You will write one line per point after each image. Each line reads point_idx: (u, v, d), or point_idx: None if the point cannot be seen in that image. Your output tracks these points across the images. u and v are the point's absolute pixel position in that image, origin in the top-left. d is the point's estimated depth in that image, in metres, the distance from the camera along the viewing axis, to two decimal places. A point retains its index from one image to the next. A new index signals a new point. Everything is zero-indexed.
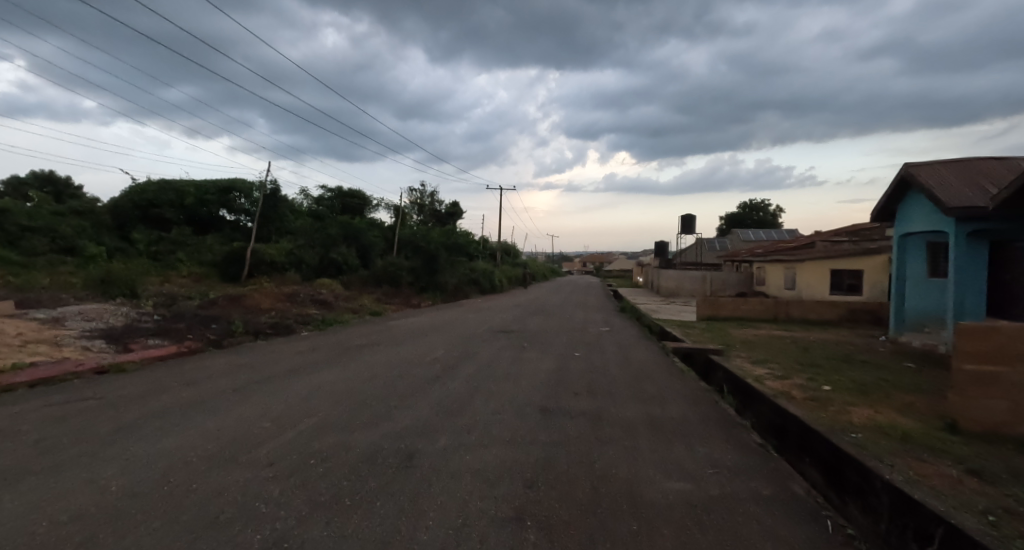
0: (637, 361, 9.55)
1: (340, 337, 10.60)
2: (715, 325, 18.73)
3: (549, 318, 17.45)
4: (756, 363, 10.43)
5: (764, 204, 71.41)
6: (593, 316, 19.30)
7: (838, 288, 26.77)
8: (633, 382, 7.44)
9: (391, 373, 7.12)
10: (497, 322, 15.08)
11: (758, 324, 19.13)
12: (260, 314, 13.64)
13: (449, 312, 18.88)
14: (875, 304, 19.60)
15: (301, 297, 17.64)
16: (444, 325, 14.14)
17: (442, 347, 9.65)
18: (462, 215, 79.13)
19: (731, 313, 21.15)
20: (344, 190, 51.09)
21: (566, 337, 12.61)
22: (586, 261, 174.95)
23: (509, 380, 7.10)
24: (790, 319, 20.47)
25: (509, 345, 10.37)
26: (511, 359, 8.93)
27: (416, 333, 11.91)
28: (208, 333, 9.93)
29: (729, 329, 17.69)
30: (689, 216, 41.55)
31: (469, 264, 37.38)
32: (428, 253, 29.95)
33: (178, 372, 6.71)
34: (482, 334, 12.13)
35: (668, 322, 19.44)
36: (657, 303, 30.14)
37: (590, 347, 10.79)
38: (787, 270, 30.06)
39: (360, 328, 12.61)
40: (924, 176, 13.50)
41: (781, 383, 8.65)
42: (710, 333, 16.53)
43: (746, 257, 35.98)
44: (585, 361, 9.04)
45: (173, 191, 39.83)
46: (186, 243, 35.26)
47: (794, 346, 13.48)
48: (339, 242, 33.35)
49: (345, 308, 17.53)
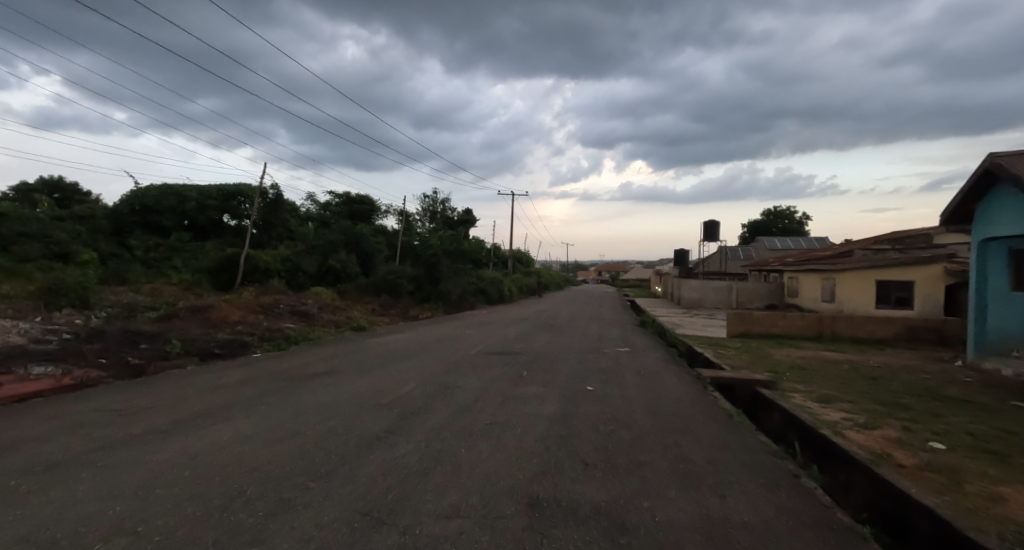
0: (666, 400, 7.33)
1: (297, 361, 8.63)
2: (750, 343, 16.28)
3: (558, 334, 15.21)
4: (824, 401, 8.03)
5: (790, 211, 68.18)
6: (607, 331, 17.02)
7: (884, 301, 23.96)
8: (669, 442, 5.22)
9: (326, 424, 5.06)
10: (497, 341, 12.94)
11: (799, 343, 16.61)
12: (220, 330, 11.75)
13: (446, 326, 16.84)
14: (939, 321, 16.91)
15: (279, 309, 15.80)
16: (432, 344, 12.06)
17: (415, 377, 7.57)
18: (474, 223, 77.60)
19: (767, 329, 18.64)
20: (351, 196, 49.86)
21: (575, 361, 10.44)
22: (602, 270, 171.91)
23: (488, 439, 4.94)
24: (836, 337, 17.88)
25: (502, 375, 8.25)
26: (501, 397, 6.78)
27: (394, 355, 9.87)
28: (130, 357, 7.98)
29: (768, 349, 15.24)
30: (712, 222, 38.96)
31: (477, 272, 35.46)
32: (431, 260, 28.15)
33: (17, 420, 4.71)
34: (474, 357, 10.02)
35: (695, 339, 17.06)
36: (679, 316, 27.66)
37: (604, 378, 8.58)
38: (824, 281, 27.27)
39: (330, 347, 10.62)
40: (1016, 166, 11.01)
41: (870, 438, 6.27)
42: (748, 354, 14.10)
43: (776, 266, 33.28)
44: (598, 401, 6.87)
45: (176, 197, 39.36)
46: (182, 249, 35.02)
47: (856, 374, 11.03)
48: (340, 248, 31.79)
49: (329, 321, 15.60)
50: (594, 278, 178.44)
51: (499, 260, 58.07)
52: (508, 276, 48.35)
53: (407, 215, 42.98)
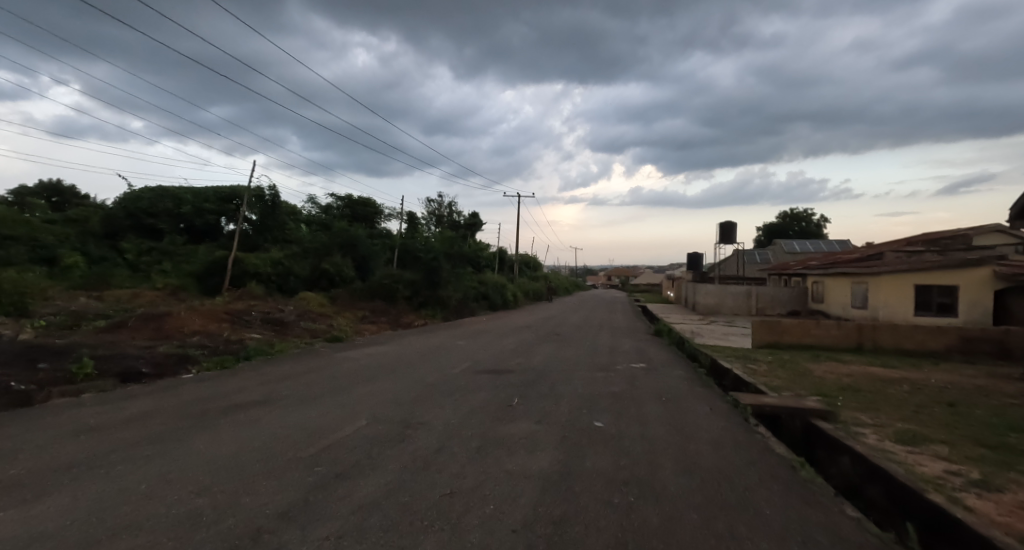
0: (700, 441, 5.51)
1: (231, 386, 6.92)
2: (782, 356, 14.32)
3: (562, 345, 13.41)
4: (907, 441, 6.09)
5: (807, 213, 65.45)
6: (620, 342, 15.16)
7: (924, 308, 21.67)
8: (721, 533, 3.37)
9: (191, 505, 3.28)
10: (490, 354, 11.21)
11: (838, 356, 14.59)
12: (165, 343, 10.13)
13: (437, 336, 15.08)
14: (999, 331, 14.79)
15: (250, 317, 14.20)
16: (413, 359, 10.36)
17: (368, 412, 5.80)
18: (481, 226, 76.09)
19: (798, 340, 16.59)
20: (353, 198, 48.46)
21: (580, 381, 8.65)
22: (612, 275, 169.47)
23: (439, 530, 3.15)
24: (879, 349, 15.81)
25: (486, 407, 6.46)
26: (476, 444, 4.99)
27: (357, 377, 8.12)
28: (16, 382, 6.28)
29: (802, 363, 13.29)
30: (729, 223, 36.85)
31: (479, 276, 33.76)
32: (428, 264, 26.52)
33: None
34: (457, 378, 8.28)
35: (718, 351, 15.13)
36: (696, 324, 25.68)
37: (616, 408, 6.77)
38: (855, 285, 24.91)
39: (287, 365, 8.92)
40: None
41: (1003, 508, 4.35)
42: (783, 370, 12.15)
43: (799, 270, 31.15)
44: (609, 447, 5.06)
45: (172, 198, 38.73)
46: (175, 253, 33.96)
47: (923, 397, 9.07)
48: (334, 252, 30.34)
49: (305, 330, 13.94)
50: (603, 283, 175.85)
51: (505, 265, 56.32)
52: (513, 281, 46.52)
53: (409, 217, 41.42)
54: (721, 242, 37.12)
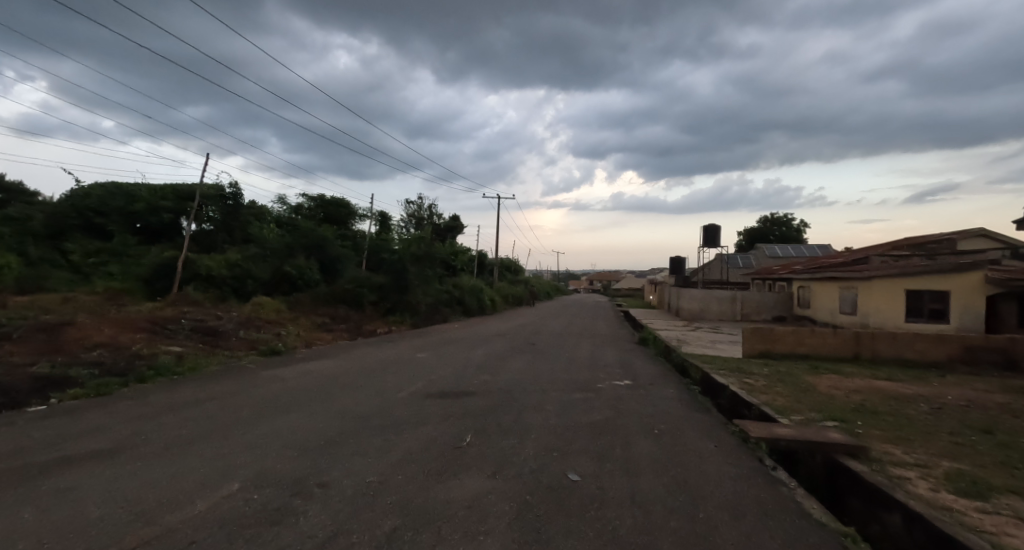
0: (710, 505, 4.02)
1: (84, 425, 5.14)
2: (777, 368, 13.06)
3: (536, 358, 11.86)
4: (968, 492, 4.69)
5: (787, 218, 65.75)
6: (601, 352, 13.71)
7: (916, 314, 20.85)
8: None
9: None
10: (451, 370, 9.59)
11: (837, 368, 13.43)
12: (47, 360, 8.23)
13: (397, 347, 13.35)
14: (1004, 340, 13.82)
15: (178, 326, 12.30)
16: (356, 377, 8.67)
17: (251, 468, 4.12)
18: (462, 229, 74.46)
19: (792, 349, 15.48)
20: (325, 198, 46.22)
21: (552, 406, 7.11)
22: (594, 280, 169.33)
23: None
24: (877, 359, 14.75)
25: (424, 451, 4.84)
26: (394, 524, 3.37)
27: (271, 405, 6.40)
28: None
29: (801, 376, 12.03)
30: (713, 226, 36.05)
31: (455, 280, 32.13)
32: (398, 266, 24.79)
33: None
34: (399, 407, 6.63)
35: (707, 362, 13.84)
36: (680, 330, 24.56)
37: (596, 449, 5.25)
38: (843, 291, 24.10)
39: (189, 389, 7.13)
40: None
41: None
42: (783, 385, 10.83)
43: (784, 274, 30.48)
44: (590, 526, 3.49)
45: (125, 196, 36.00)
46: (125, 254, 31.40)
47: (951, 421, 7.80)
48: (298, 254, 28.30)
49: (241, 342, 12.08)
50: (586, 287, 175.51)
51: (484, 269, 54.69)
52: (491, 285, 44.85)
53: (383, 218, 39.49)
54: (704, 245, 36.34)
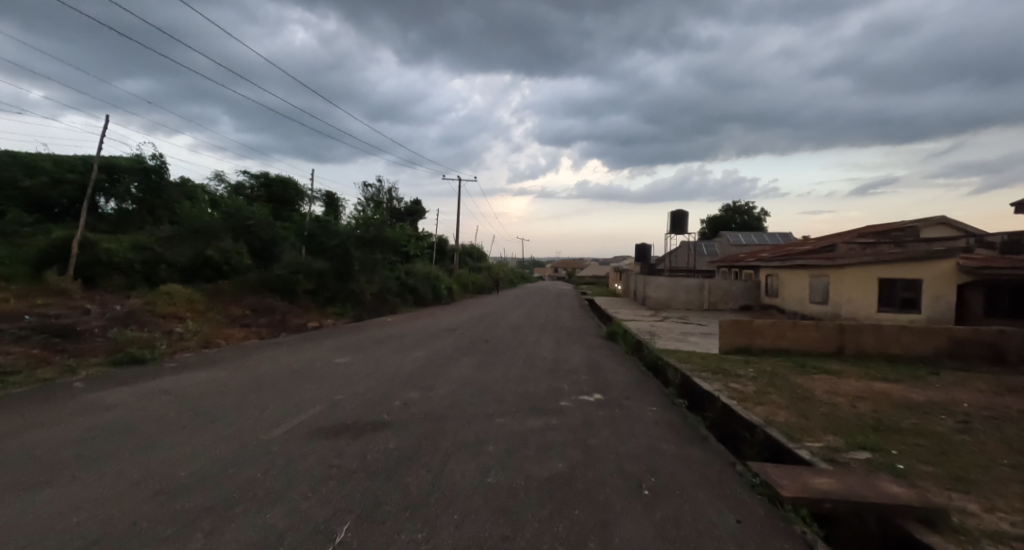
0: None
1: None
2: (762, 367, 11.52)
3: (487, 360, 9.70)
4: None
5: (747, 206, 66.32)
6: (565, 351, 11.73)
7: (887, 304, 20.09)
8: None
9: None
10: (370, 383, 7.27)
11: (824, 366, 12.03)
12: None
13: (318, 347, 10.85)
14: (993, 333, 12.87)
15: (14, 325, 9.27)
16: (229, 395, 6.20)
17: None
18: (423, 214, 71.12)
19: (771, 343, 14.13)
20: (268, 177, 41.98)
21: (496, 445, 4.96)
22: (559, 267, 169.25)
23: None
24: (861, 354, 13.58)
25: None
26: None
27: (35, 461, 3.89)
28: None
29: (791, 378, 10.45)
30: (680, 211, 34.90)
31: (409, 266, 29.53)
32: (340, 251, 21.93)
33: None
34: (259, 456, 4.27)
35: (685, 362, 12.17)
36: (650, 321, 23.11)
37: (557, 547, 3.13)
38: (812, 279, 23.31)
39: None
40: None
41: None
42: (776, 391, 9.15)
43: (752, 262, 29.74)
44: None
45: (23, 166, 31.00)
46: (16, 234, 26.70)
47: (995, 443, 6.22)
48: (225, 236, 24.83)
49: (103, 344, 9.22)
50: (551, 275, 175.32)
51: (444, 256, 51.90)
52: (451, 273, 42.30)
53: (330, 198, 36.06)
54: (671, 231, 35.25)
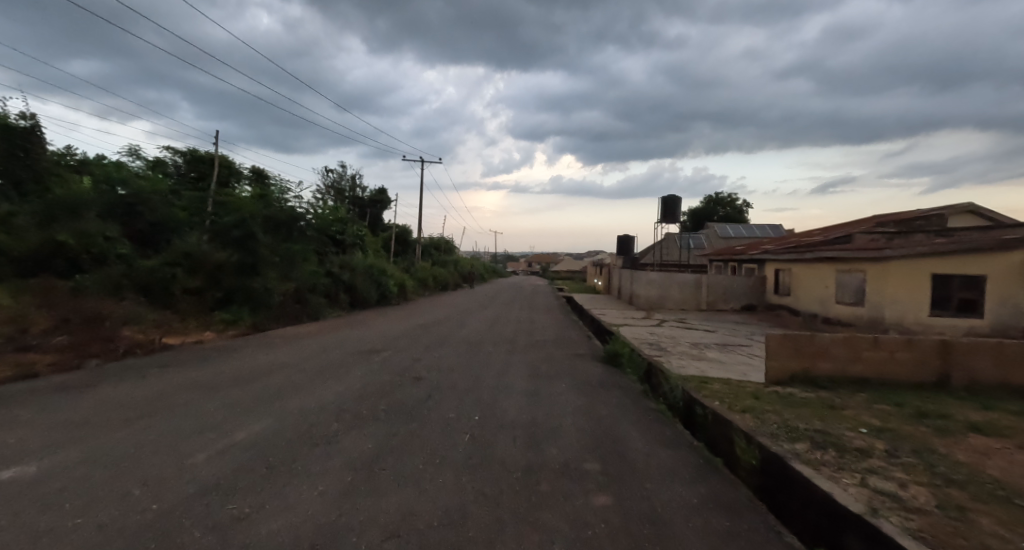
0: None
1: None
2: (874, 423, 6.93)
3: (387, 450, 4.58)
4: None
5: (731, 198, 63.36)
6: (545, 402, 6.72)
7: (941, 306, 16.15)
8: None
9: None
10: None
11: (955, 414, 7.55)
12: None
13: (68, 406, 5.40)
14: None
15: None
16: None
17: None
18: (388, 204, 65.10)
19: (842, 370, 9.69)
20: (195, 153, 35.22)
21: None
22: (534, 262, 165.11)
23: None
24: (973, 386, 9.30)
25: None
26: None
27: None
28: None
29: (950, 453, 5.81)
30: (673, 197, 30.64)
31: (349, 257, 24.16)
32: (242, 233, 16.27)
33: None
34: None
35: (742, 412, 7.46)
36: (649, 327, 18.57)
37: None
38: (839, 275, 19.33)
39: None
40: None
41: None
42: (977, 504, 4.47)
43: (755, 254, 25.80)
44: None
45: None
46: None
47: None
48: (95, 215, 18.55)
49: None
50: (524, 269, 170.74)
51: (407, 247, 46.48)
52: (411, 267, 37.07)
53: (261, 175, 29.89)
54: (663, 219, 31.00)
